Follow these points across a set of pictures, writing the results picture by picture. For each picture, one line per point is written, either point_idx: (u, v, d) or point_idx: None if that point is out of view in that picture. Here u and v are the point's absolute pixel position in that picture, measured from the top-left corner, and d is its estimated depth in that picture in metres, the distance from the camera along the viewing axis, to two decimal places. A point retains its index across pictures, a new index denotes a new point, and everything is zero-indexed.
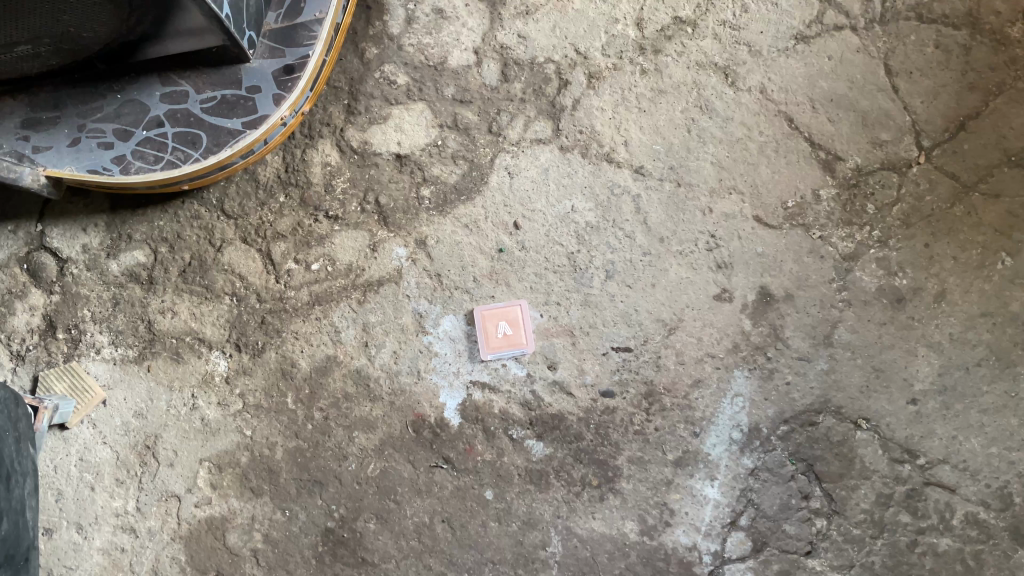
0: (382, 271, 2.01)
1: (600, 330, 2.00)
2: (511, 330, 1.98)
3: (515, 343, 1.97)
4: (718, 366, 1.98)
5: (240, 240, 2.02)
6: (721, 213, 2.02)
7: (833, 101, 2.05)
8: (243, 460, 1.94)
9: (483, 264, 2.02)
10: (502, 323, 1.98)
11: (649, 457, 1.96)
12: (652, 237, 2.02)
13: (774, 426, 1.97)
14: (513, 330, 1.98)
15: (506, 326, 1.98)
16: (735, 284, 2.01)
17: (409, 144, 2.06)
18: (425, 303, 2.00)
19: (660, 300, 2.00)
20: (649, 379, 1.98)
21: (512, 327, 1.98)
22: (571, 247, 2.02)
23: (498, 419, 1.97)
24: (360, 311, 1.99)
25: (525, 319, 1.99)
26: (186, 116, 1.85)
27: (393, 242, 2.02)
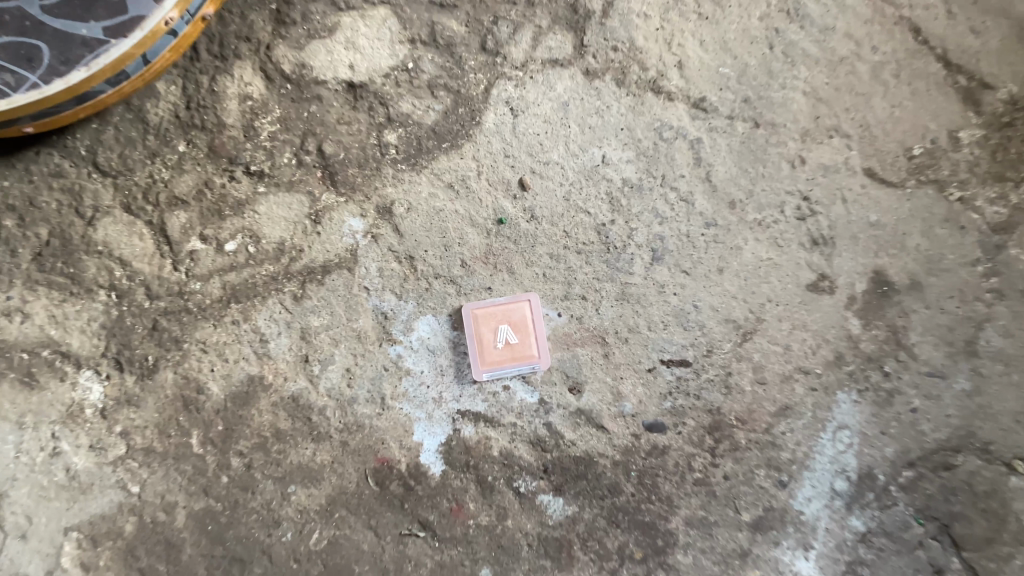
0: (328, 253, 1.38)
1: (645, 336, 1.38)
2: (516, 338, 1.36)
3: (521, 358, 1.36)
4: (815, 387, 1.38)
5: (120, 208, 1.39)
6: (817, 165, 1.40)
7: (977, 4, 1.44)
8: (127, 530, 1.32)
9: (474, 242, 1.40)
10: (503, 328, 1.36)
11: (716, 518, 1.35)
12: (716, 201, 1.40)
13: (896, 472, 1.36)
14: (518, 338, 1.36)
15: (509, 333, 1.36)
16: (838, 269, 1.39)
17: (367, 68, 1.41)
18: (391, 299, 1.39)
19: (731, 292, 1.39)
20: (715, 407, 1.37)
21: (516, 333, 1.36)
22: (601, 216, 1.40)
23: (497, 466, 1.36)
24: (296, 312, 1.37)
25: (534, 322, 1.37)
26: (19, 18, 1.20)
27: (344, 211, 1.39)
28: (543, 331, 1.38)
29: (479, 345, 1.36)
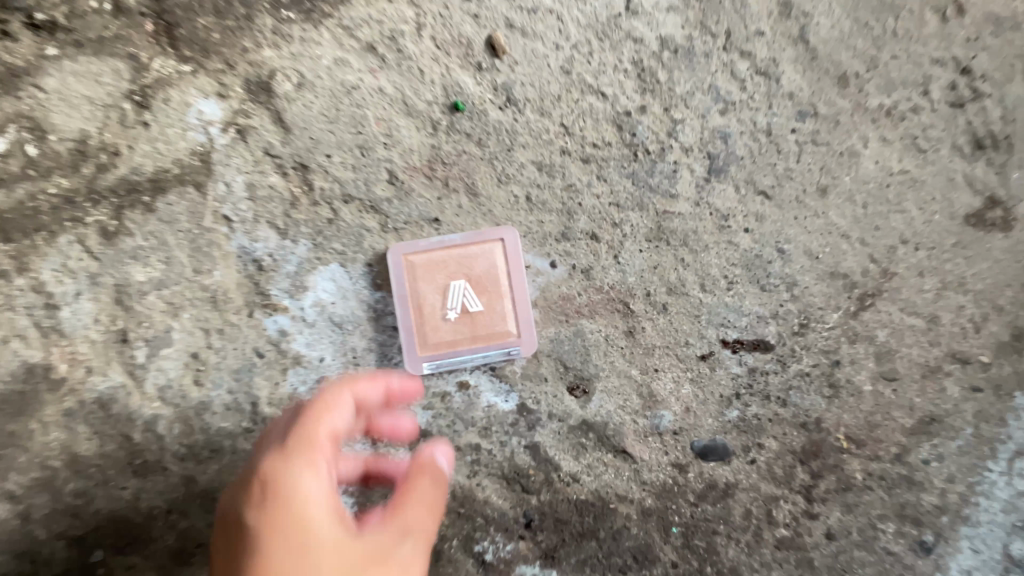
0: (159, 160, 0.81)
1: (696, 302, 0.82)
2: (479, 306, 0.80)
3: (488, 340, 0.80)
4: (978, 387, 0.82)
5: None
6: (984, 16, 0.84)
7: None
8: None
9: (410, 141, 0.83)
10: (457, 289, 0.80)
11: None
12: (815, 75, 0.84)
13: None
14: (483, 306, 0.80)
15: (467, 296, 0.80)
16: (1017, 191, 0.83)
17: None
18: (268, 237, 0.82)
19: (840, 227, 0.83)
20: (813, 419, 0.82)
21: (479, 297, 0.80)
22: (624, 98, 0.83)
23: (448, 518, 0.81)
24: (106, 259, 0.81)
25: (510, 278, 0.80)
26: None
27: (189, 87, 0.82)
28: (526, 294, 0.81)
29: (418, 317, 0.79)
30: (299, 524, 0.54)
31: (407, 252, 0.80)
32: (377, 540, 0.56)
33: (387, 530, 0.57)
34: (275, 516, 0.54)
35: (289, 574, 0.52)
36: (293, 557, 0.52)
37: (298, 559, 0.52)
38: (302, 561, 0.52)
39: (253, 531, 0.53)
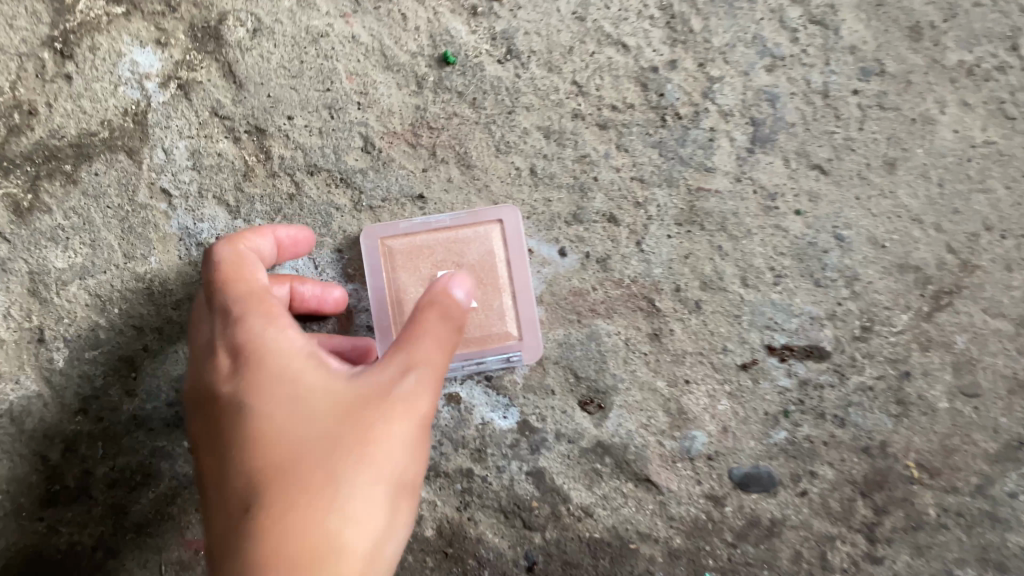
0: (83, 121, 0.67)
1: (736, 299, 0.68)
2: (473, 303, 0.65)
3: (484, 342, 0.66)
4: None
5: None
6: None
7: None
8: None
9: (389, 101, 0.68)
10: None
11: None
12: (881, 25, 0.69)
13: None
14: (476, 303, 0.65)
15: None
16: None
17: None
18: (214, 216, 0.67)
19: (910, 210, 0.68)
20: (875, 443, 0.67)
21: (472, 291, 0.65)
22: (650, 50, 0.69)
23: (433, 560, 0.67)
24: (18, 241, 0.67)
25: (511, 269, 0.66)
26: None
27: (121, 33, 0.68)
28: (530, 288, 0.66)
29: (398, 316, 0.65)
30: (273, 379, 0.49)
31: (384, 237, 0.65)
32: (371, 379, 0.49)
33: (383, 364, 0.49)
34: (248, 377, 0.49)
35: (269, 432, 0.47)
36: (273, 414, 0.47)
37: (279, 416, 0.47)
38: (284, 418, 0.47)
39: (231, 397, 0.49)
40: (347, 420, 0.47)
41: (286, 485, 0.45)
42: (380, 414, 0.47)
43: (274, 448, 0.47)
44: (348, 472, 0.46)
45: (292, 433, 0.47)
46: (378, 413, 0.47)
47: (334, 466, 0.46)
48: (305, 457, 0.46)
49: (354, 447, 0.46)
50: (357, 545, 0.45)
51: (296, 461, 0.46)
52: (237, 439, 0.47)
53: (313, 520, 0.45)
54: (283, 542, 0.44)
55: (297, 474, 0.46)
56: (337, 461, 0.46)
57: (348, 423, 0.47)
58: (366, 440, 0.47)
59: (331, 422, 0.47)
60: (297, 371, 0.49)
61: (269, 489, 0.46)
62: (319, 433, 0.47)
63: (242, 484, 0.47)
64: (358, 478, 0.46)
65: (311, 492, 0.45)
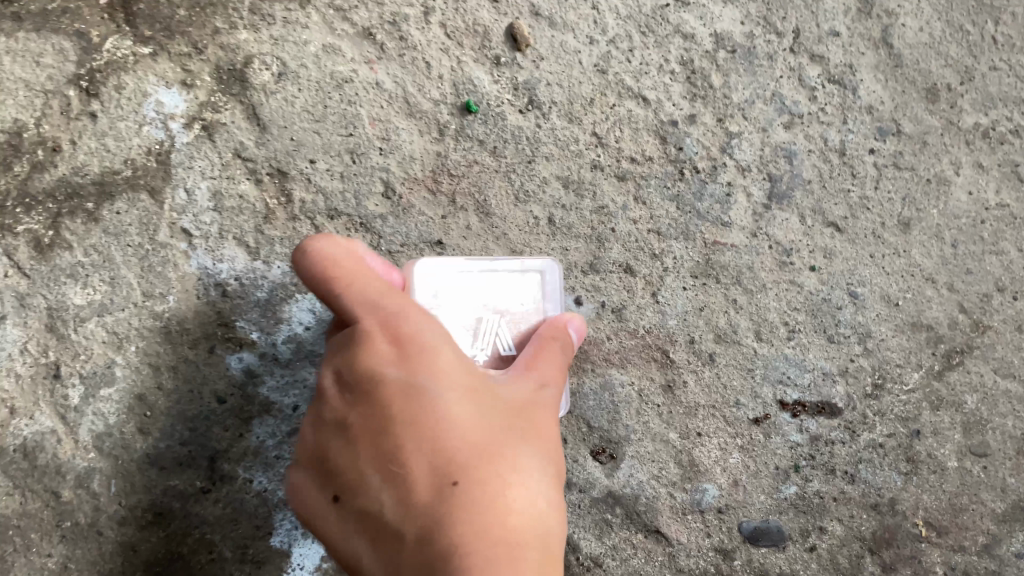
0: (107, 159, 0.67)
1: (749, 352, 0.68)
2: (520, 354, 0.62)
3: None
4: None
5: None
6: None
7: None
8: None
9: (411, 147, 0.69)
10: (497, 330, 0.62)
11: None
12: (898, 86, 0.70)
13: None
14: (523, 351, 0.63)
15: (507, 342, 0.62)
16: None
17: None
18: (234, 256, 0.68)
19: (924, 270, 0.69)
20: (885, 501, 0.68)
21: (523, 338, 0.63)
22: (670, 105, 0.70)
23: None
24: (37, 276, 0.66)
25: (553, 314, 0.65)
26: None
27: (147, 74, 0.68)
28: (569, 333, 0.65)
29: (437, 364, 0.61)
30: (447, 370, 0.49)
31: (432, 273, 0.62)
32: (521, 382, 0.53)
33: (525, 373, 0.54)
34: (422, 363, 0.48)
35: (456, 424, 0.47)
36: (454, 400, 0.48)
37: (464, 402, 0.48)
38: (463, 405, 0.48)
39: (405, 386, 0.47)
40: (516, 425, 0.50)
41: (487, 466, 0.47)
42: (537, 412, 0.52)
43: (464, 441, 0.47)
44: (532, 456, 0.49)
45: (476, 420, 0.48)
46: (535, 411, 0.52)
47: (521, 447, 0.49)
48: (493, 440, 0.48)
49: (528, 435, 0.50)
50: (552, 519, 0.48)
51: (486, 459, 0.47)
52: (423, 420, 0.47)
53: (517, 497, 0.47)
54: (498, 518, 0.45)
55: (491, 455, 0.47)
56: (520, 446, 0.49)
57: (518, 414, 0.51)
58: (534, 431, 0.51)
59: (503, 413, 0.50)
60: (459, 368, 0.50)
61: (461, 480, 0.46)
62: (501, 421, 0.49)
63: (433, 464, 0.46)
64: (534, 479, 0.48)
65: (507, 478, 0.47)
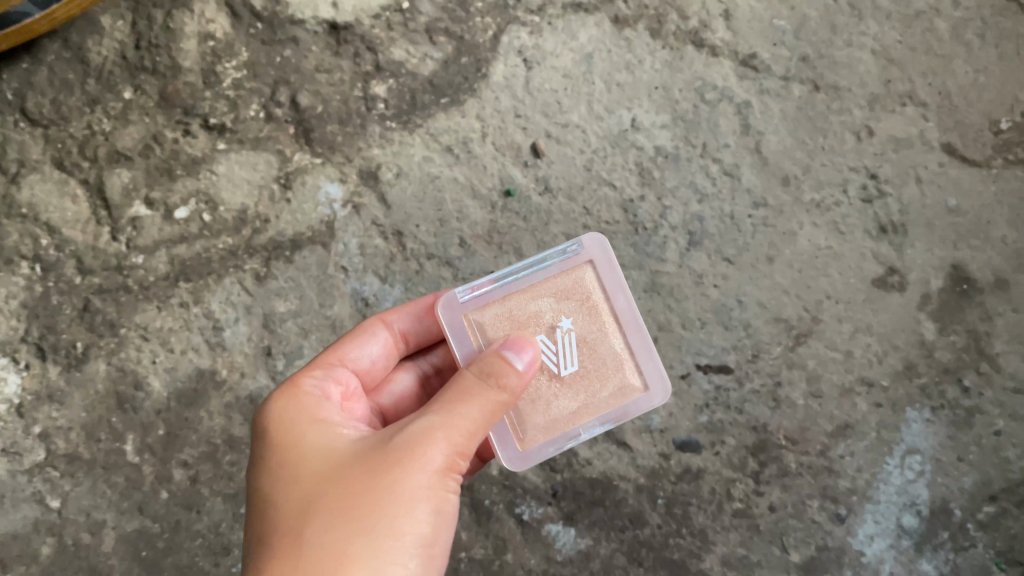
0: (298, 226, 1.15)
1: (678, 336, 1.15)
2: (579, 358, 0.84)
3: (590, 400, 0.84)
4: (881, 403, 1.15)
5: (51, 163, 1.15)
6: (887, 137, 1.18)
7: None
8: (43, 552, 1.11)
9: (475, 217, 1.16)
10: (551, 315, 0.84)
11: (758, 558, 1.13)
12: (766, 177, 1.17)
13: (973, 507, 1.15)
14: (581, 353, 0.84)
15: (570, 340, 0.84)
16: (910, 262, 1.17)
17: (354, 7, 1.18)
18: (373, 282, 1.15)
19: (782, 287, 1.16)
20: (761, 423, 1.14)
21: (586, 333, 0.85)
22: (630, 189, 1.17)
23: (497, 488, 1.13)
24: (258, 295, 1.14)
25: (610, 289, 0.86)
26: None
27: (321, 176, 1.16)
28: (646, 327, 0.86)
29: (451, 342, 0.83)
30: (298, 451, 0.75)
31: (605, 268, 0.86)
32: (373, 439, 0.73)
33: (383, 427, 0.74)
34: (279, 457, 0.76)
35: (300, 479, 0.73)
36: (299, 470, 0.74)
37: (305, 469, 0.73)
38: (310, 470, 0.73)
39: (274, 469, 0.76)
40: (353, 465, 0.71)
41: (308, 511, 0.69)
42: (377, 483, 0.69)
43: (304, 495, 0.71)
44: (351, 489, 0.69)
45: (319, 479, 0.72)
46: (376, 483, 0.69)
47: (341, 487, 0.69)
48: (307, 512, 0.70)
49: (338, 501, 0.68)
50: (345, 538, 0.66)
51: (311, 504, 0.70)
52: (265, 498, 0.74)
53: (303, 552, 0.67)
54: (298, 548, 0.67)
55: (299, 520, 0.69)
56: (328, 505, 0.69)
57: (345, 489, 0.69)
58: (362, 499, 0.68)
59: (336, 489, 0.70)
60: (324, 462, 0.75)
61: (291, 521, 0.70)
62: (337, 470, 0.71)
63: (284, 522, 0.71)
64: (341, 508, 0.68)
65: (318, 514, 0.68)
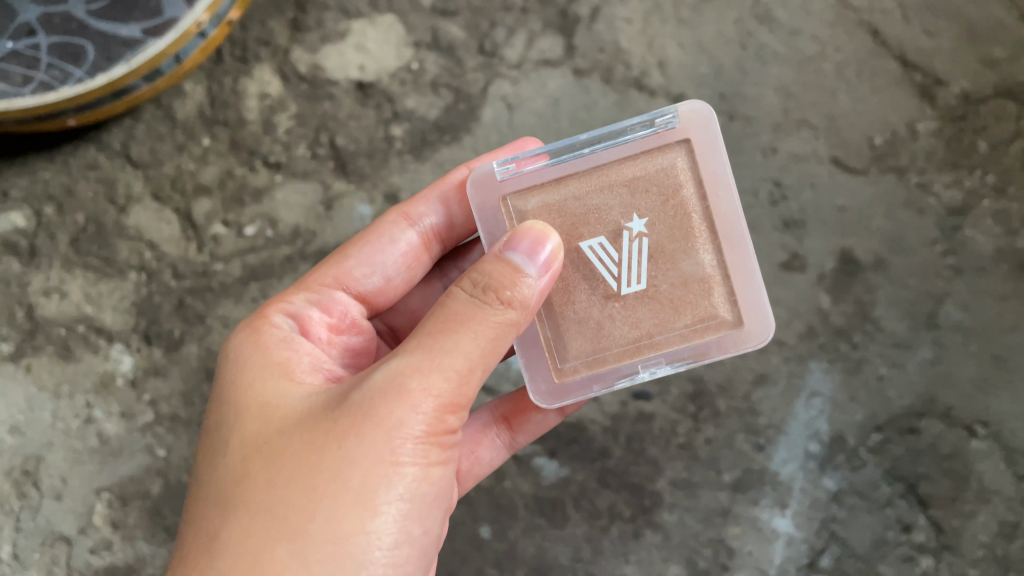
0: (340, 237, 1.51)
1: None
2: (649, 271, 1.00)
3: (666, 322, 1.00)
4: (789, 357, 1.50)
5: (151, 196, 1.52)
6: (788, 154, 1.53)
7: (929, 9, 1.56)
8: (154, 491, 1.45)
9: None
10: (622, 220, 0.99)
11: (699, 479, 1.47)
12: None
13: (864, 434, 1.49)
14: (653, 267, 1.00)
15: (635, 246, 0.99)
16: (809, 249, 1.52)
17: (375, 69, 1.54)
18: None
19: None
20: (697, 376, 1.49)
21: (656, 238, 0.99)
22: None
23: None
24: None
25: (706, 185, 0.99)
26: (66, 21, 1.35)
27: (356, 199, 1.52)
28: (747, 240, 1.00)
29: (493, 224, 1.01)
30: (287, 407, 0.93)
31: (704, 156, 0.99)
32: (348, 400, 0.89)
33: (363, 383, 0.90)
34: (270, 407, 0.94)
35: (284, 429, 0.91)
36: (285, 423, 0.91)
37: (288, 424, 0.91)
38: (293, 424, 0.90)
39: (263, 417, 0.94)
40: (325, 428, 0.88)
41: (285, 460, 0.87)
42: (366, 421, 0.86)
43: (285, 445, 0.89)
44: (320, 451, 0.86)
45: (298, 431, 0.89)
46: (365, 419, 0.86)
47: (314, 448, 0.87)
48: (300, 448, 0.87)
49: (309, 459, 0.86)
50: (310, 498, 0.84)
51: (288, 455, 0.87)
52: (266, 425, 0.93)
53: (280, 501, 0.85)
54: (273, 495, 0.85)
55: (296, 450, 0.87)
56: (302, 458, 0.86)
57: (338, 428, 0.87)
58: (352, 435, 0.85)
59: (328, 426, 0.87)
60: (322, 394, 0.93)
61: (269, 464, 0.88)
62: (312, 429, 0.88)
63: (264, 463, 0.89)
64: (309, 463, 0.86)
65: (294, 465, 0.86)
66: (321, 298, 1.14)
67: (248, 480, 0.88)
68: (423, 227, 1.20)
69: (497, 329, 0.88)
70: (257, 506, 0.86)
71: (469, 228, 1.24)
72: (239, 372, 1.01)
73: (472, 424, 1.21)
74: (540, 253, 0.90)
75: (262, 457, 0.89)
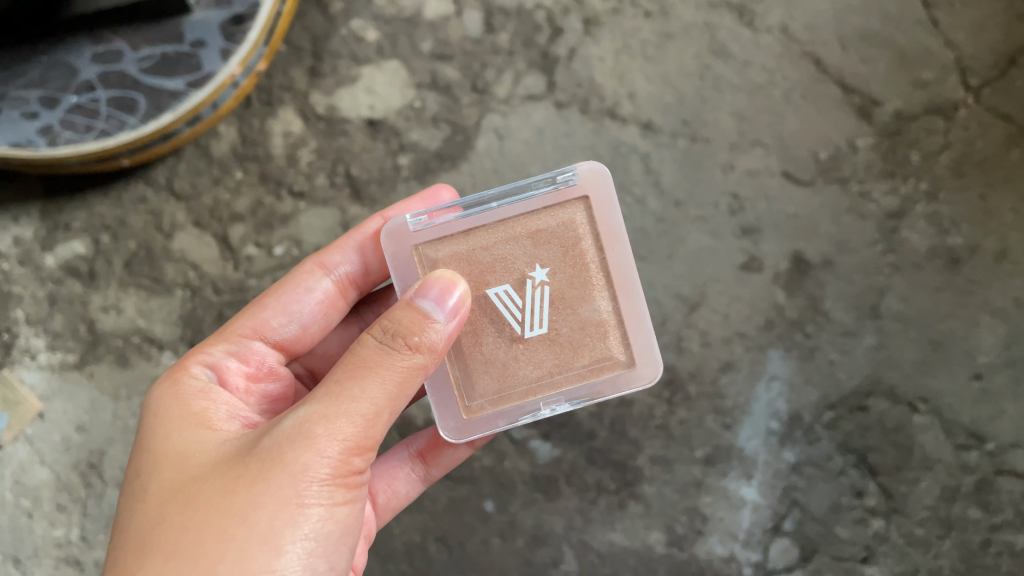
0: None
1: None
2: (550, 316, 1.18)
3: (565, 362, 1.19)
4: (750, 347, 1.72)
5: (192, 224, 1.76)
6: (744, 170, 1.76)
7: (864, 39, 1.78)
8: None
9: None
10: (526, 268, 1.17)
11: (674, 455, 1.69)
12: (664, 202, 1.75)
13: (818, 412, 1.70)
14: (553, 313, 1.18)
15: (537, 293, 1.17)
16: (765, 251, 1.74)
17: (383, 108, 1.78)
18: None
19: (679, 273, 1.74)
20: (670, 365, 1.71)
21: (556, 285, 1.18)
22: None
23: None
24: None
25: (602, 239, 1.19)
26: (122, 78, 1.62)
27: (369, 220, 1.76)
28: (638, 289, 1.19)
29: (407, 270, 1.18)
30: (207, 458, 1.02)
31: (602, 211, 1.19)
32: (259, 446, 0.98)
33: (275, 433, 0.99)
34: (192, 458, 1.03)
35: (201, 475, 1.00)
36: (204, 471, 1.00)
37: (206, 471, 1.00)
38: (210, 472, 0.99)
39: (185, 466, 1.03)
40: (238, 473, 0.97)
41: (200, 503, 0.96)
42: (275, 466, 0.95)
43: (201, 491, 0.97)
44: (233, 494, 0.95)
45: (214, 477, 0.98)
46: (275, 464, 0.95)
47: (227, 490, 0.95)
48: (214, 494, 0.96)
49: (222, 501, 0.95)
50: (222, 536, 0.92)
51: (202, 500, 0.96)
52: (183, 474, 1.02)
53: (194, 539, 0.93)
54: (189, 535, 0.94)
55: (209, 497, 0.96)
56: (216, 500, 0.95)
57: (249, 472, 0.96)
58: (262, 479, 0.95)
59: (240, 472, 0.96)
60: (239, 443, 1.03)
61: (184, 508, 0.96)
62: (227, 475, 0.97)
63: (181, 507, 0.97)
64: (222, 504, 0.94)
65: (209, 508, 0.95)
66: (239, 349, 1.28)
67: (164, 528, 0.96)
68: (338, 275, 1.37)
69: (402, 374, 0.99)
70: (170, 552, 0.93)
71: (384, 275, 1.42)
72: (164, 428, 1.10)
73: (392, 459, 1.41)
74: (449, 301, 1.04)
75: (178, 505, 0.97)
